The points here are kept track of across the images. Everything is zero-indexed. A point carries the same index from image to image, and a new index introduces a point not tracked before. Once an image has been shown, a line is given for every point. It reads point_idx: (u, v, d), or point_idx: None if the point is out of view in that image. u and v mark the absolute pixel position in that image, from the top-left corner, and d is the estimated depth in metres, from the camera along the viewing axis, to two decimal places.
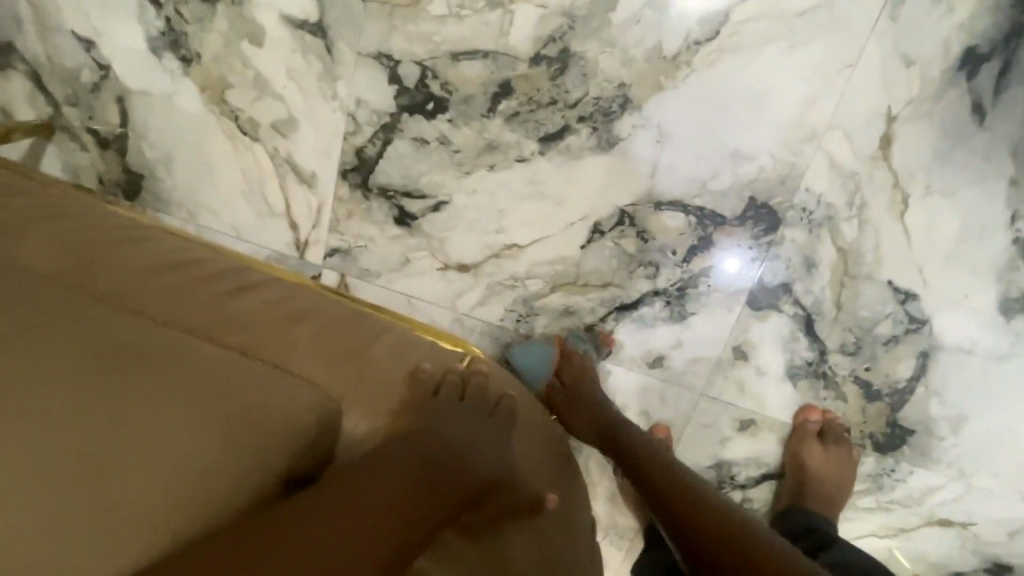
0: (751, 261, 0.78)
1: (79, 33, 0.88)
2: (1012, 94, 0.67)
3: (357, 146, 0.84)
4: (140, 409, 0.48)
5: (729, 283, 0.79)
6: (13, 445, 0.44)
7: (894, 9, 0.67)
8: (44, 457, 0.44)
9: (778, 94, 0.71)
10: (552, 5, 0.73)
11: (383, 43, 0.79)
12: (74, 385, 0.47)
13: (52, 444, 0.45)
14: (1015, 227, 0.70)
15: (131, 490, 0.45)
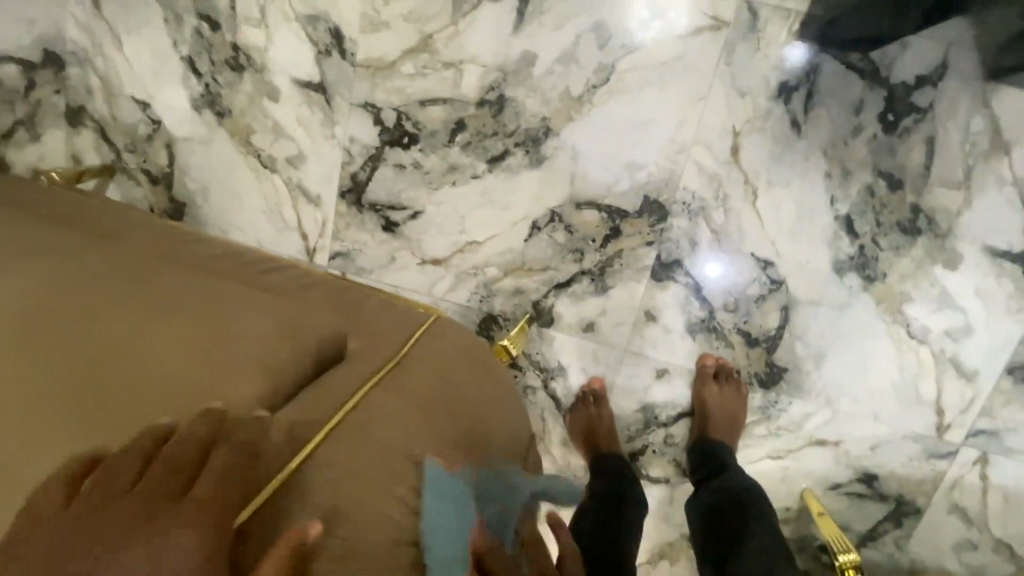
0: (725, 267, 1.02)
1: (137, 97, 1.16)
2: (818, 112, 0.93)
3: (352, 172, 1.11)
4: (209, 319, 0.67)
5: (704, 282, 1.03)
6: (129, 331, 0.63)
7: (729, 58, 0.94)
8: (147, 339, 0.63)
9: (655, 120, 0.98)
10: (490, 64, 1.01)
11: (369, 95, 1.06)
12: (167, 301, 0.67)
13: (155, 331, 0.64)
14: (834, 208, 0.96)
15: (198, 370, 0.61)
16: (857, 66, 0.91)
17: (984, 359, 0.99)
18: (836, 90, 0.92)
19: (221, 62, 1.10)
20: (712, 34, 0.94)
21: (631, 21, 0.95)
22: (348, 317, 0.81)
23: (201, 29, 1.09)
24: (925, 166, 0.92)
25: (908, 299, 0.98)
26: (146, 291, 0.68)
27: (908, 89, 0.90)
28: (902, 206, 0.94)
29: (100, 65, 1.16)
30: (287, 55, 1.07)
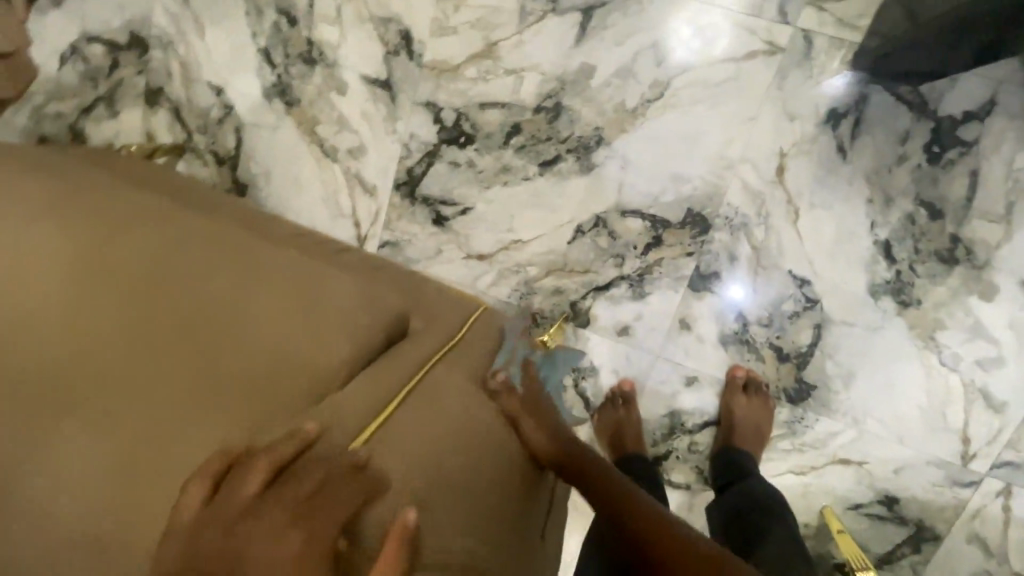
0: (746, 288, 1.06)
1: (213, 82, 1.23)
2: (864, 140, 0.97)
3: (408, 166, 1.16)
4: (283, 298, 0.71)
5: (726, 302, 1.08)
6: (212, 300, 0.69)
7: (781, 82, 0.98)
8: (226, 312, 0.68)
9: (704, 137, 1.02)
10: (549, 73, 1.06)
11: (431, 95, 1.12)
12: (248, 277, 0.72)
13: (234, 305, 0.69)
14: (874, 232, 0.99)
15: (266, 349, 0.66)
16: (906, 98, 0.95)
17: (1013, 391, 1.00)
18: (883, 120, 0.96)
19: (295, 55, 1.17)
20: (767, 59, 0.98)
21: (689, 42, 1.00)
22: (408, 302, 0.83)
23: (279, 23, 1.16)
24: (966, 198, 0.95)
25: (941, 327, 1.00)
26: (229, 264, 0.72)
27: (955, 124, 0.94)
28: (941, 235, 0.97)
29: (182, 51, 1.23)
30: (358, 53, 1.13)
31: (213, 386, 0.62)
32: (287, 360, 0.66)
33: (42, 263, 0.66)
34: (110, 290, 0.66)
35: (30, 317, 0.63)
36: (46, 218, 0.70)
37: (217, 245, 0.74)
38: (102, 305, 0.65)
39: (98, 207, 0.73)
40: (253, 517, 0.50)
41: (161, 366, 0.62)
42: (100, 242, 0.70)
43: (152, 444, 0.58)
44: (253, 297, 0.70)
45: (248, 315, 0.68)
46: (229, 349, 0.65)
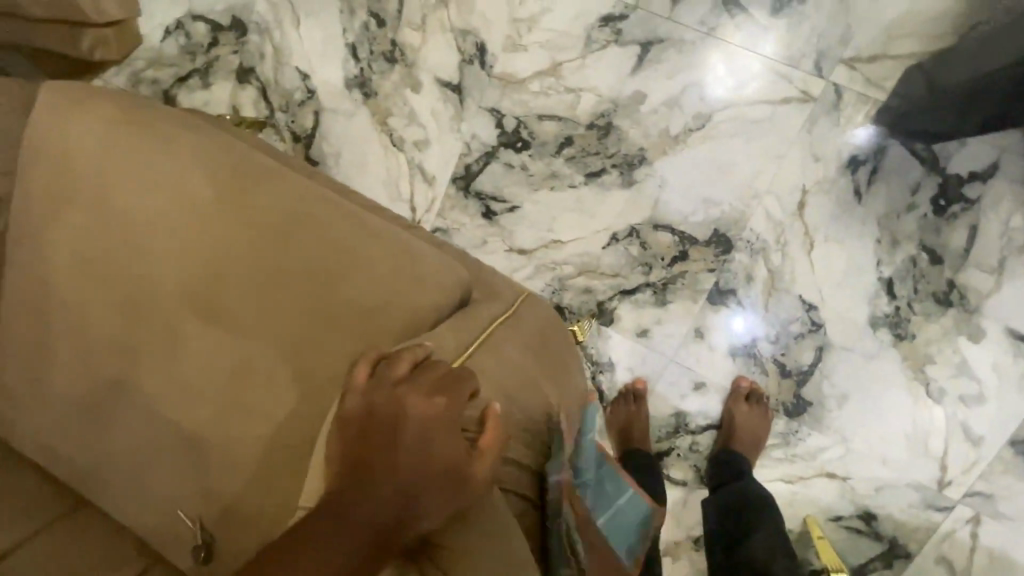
0: (742, 322, 1.19)
1: (301, 68, 1.37)
2: (878, 186, 1.09)
3: (466, 163, 1.30)
4: (377, 258, 0.80)
5: (725, 332, 1.21)
6: (317, 256, 0.78)
7: (810, 127, 1.10)
8: (329, 267, 0.78)
9: (737, 167, 1.14)
10: (605, 95, 1.19)
11: (496, 102, 1.26)
12: (348, 236, 0.80)
13: (335, 260, 0.78)
14: (879, 270, 1.11)
15: (364, 302, 0.77)
16: (919, 154, 1.07)
17: (990, 427, 1.11)
18: (897, 171, 1.08)
19: (379, 53, 1.31)
20: (800, 105, 1.10)
21: (732, 82, 1.13)
22: (475, 276, 0.94)
23: (369, 23, 1.30)
24: (964, 249, 1.07)
25: (930, 361, 1.11)
26: (331, 223, 0.81)
27: (960, 182, 1.05)
28: (939, 279, 1.09)
29: (277, 37, 1.37)
30: (435, 58, 1.27)
31: (317, 320, 0.75)
32: (375, 306, 0.76)
33: (182, 212, 0.78)
34: (237, 228, 0.78)
35: (176, 260, 0.76)
36: (179, 170, 0.79)
37: (320, 198, 0.83)
38: (232, 253, 0.77)
39: (217, 158, 0.82)
40: (410, 391, 0.60)
41: (283, 304, 0.76)
42: (227, 185, 0.80)
43: (274, 358, 0.74)
44: (350, 247, 0.79)
45: (346, 263, 0.78)
46: (330, 291, 0.76)
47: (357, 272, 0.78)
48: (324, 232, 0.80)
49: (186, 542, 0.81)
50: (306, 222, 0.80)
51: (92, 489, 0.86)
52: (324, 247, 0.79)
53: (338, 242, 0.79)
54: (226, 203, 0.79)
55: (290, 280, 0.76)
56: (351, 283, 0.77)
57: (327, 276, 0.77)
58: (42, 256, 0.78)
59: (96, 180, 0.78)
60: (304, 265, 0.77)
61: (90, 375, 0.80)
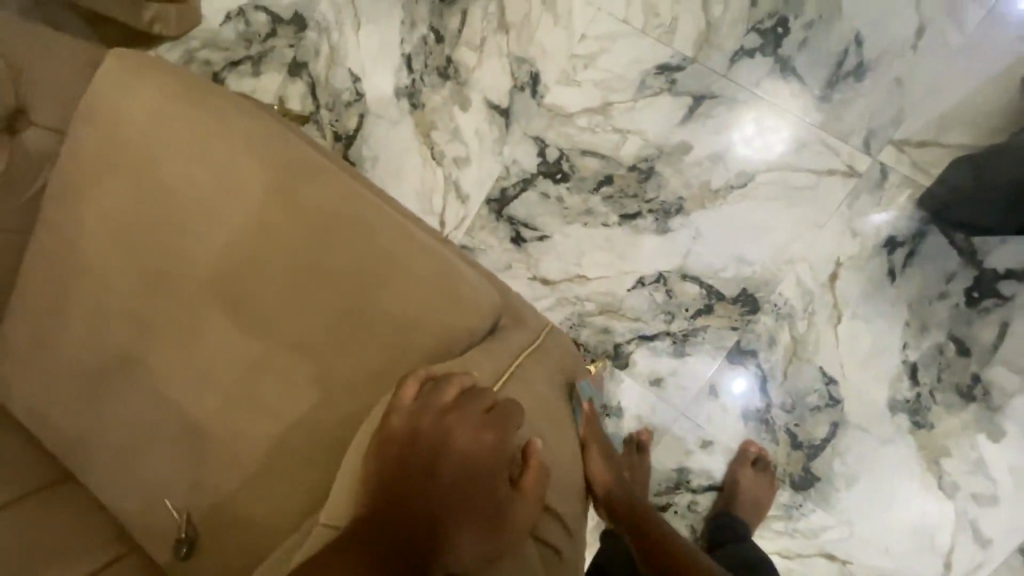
0: (754, 384, 1.18)
1: (353, 70, 1.38)
2: (913, 270, 1.08)
3: (503, 187, 1.29)
4: (417, 274, 0.77)
5: (737, 393, 1.19)
6: (358, 264, 0.76)
7: (851, 202, 1.11)
8: (368, 277, 0.75)
9: (773, 230, 1.14)
10: (651, 140, 1.19)
11: (542, 131, 1.26)
12: (390, 246, 0.77)
13: (375, 271, 0.76)
14: (905, 352, 1.09)
15: (398, 318, 0.74)
16: (957, 244, 1.06)
17: (1000, 530, 1.08)
18: (934, 257, 1.07)
19: (433, 68, 1.32)
20: (844, 180, 1.11)
21: (765, 144, 1.14)
22: (506, 300, 0.92)
23: (428, 38, 1.32)
24: (993, 345, 1.06)
25: (947, 454, 1.09)
26: (374, 230, 0.78)
27: (995, 277, 1.05)
28: (964, 371, 1.07)
29: (334, 37, 1.38)
30: (489, 81, 1.29)
31: (351, 330, 0.74)
32: (412, 322, 0.74)
33: (228, 199, 0.76)
34: (280, 224, 0.76)
35: (217, 245, 0.75)
36: (229, 155, 0.77)
37: (369, 201, 0.81)
38: (272, 249, 0.75)
39: (266, 145, 0.79)
40: (458, 420, 0.63)
41: (316, 307, 0.74)
42: (276, 176, 0.78)
43: (302, 361, 0.73)
44: (394, 257, 0.77)
45: (387, 274, 0.76)
46: (369, 301, 0.74)
47: (394, 286, 0.75)
48: (367, 240, 0.77)
49: (164, 536, 0.77)
50: (350, 226, 0.77)
51: (79, 465, 0.82)
52: (365, 255, 0.76)
53: (379, 253, 0.76)
54: (272, 196, 0.77)
55: (328, 286, 0.75)
56: (388, 297, 0.75)
57: (363, 286, 0.75)
58: (77, 226, 0.77)
59: (144, 153, 0.76)
60: (343, 272, 0.75)
61: (103, 346, 0.78)
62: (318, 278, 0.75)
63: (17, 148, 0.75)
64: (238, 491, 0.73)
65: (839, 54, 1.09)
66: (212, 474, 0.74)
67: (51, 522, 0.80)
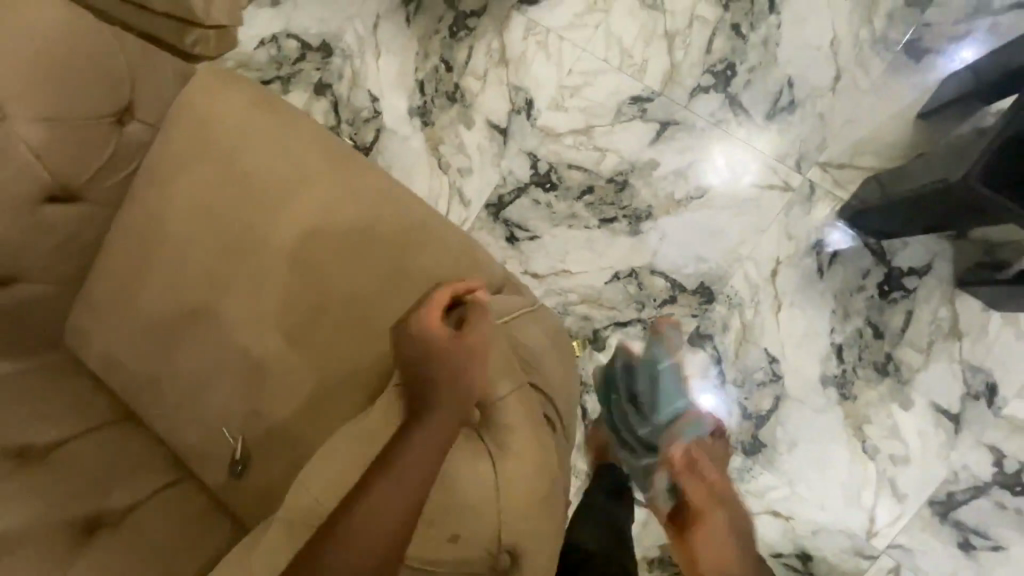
0: (710, 363, 1.38)
1: (372, 92, 1.60)
2: (836, 267, 1.32)
3: (500, 194, 1.51)
4: (441, 245, 0.97)
5: (697, 371, 1.39)
6: (394, 235, 0.95)
7: (787, 211, 1.35)
8: (403, 245, 0.95)
9: (726, 234, 1.38)
10: (625, 158, 1.43)
11: (534, 148, 1.49)
12: (420, 222, 0.97)
13: (408, 240, 0.95)
14: (832, 336, 1.32)
15: (425, 278, 0.94)
16: (871, 247, 1.31)
17: (913, 486, 1.28)
18: (853, 256, 1.32)
19: (443, 92, 1.55)
20: (782, 193, 1.35)
21: (738, 173, 1.37)
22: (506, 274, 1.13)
23: (439, 67, 1.55)
24: (901, 329, 1.29)
25: (868, 422, 1.30)
26: (407, 209, 0.98)
27: (901, 273, 1.29)
28: (879, 351, 1.30)
29: (356, 64, 1.61)
30: (490, 104, 1.52)
31: (388, 286, 0.93)
32: (439, 278, 0.95)
33: (290, 180, 0.95)
34: (332, 201, 0.95)
35: (279, 216, 0.93)
36: (293, 147, 0.97)
37: (403, 188, 1.02)
38: (323, 220, 0.94)
39: (322, 140, 0.99)
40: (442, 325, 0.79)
41: (361, 267, 0.93)
42: (329, 162, 0.97)
43: (349, 308, 0.92)
44: (425, 228, 0.97)
45: (417, 241, 0.96)
46: (405, 260, 0.94)
47: (423, 253, 0.95)
48: (402, 217, 0.97)
49: (221, 458, 0.93)
50: (389, 205, 0.97)
51: (143, 399, 0.98)
52: (401, 228, 0.96)
53: (412, 227, 0.97)
54: (326, 179, 0.96)
55: (370, 250, 0.94)
56: (417, 261, 0.95)
57: (399, 252, 0.95)
58: (164, 199, 0.95)
59: (224, 144, 0.95)
60: (383, 240, 0.95)
61: (176, 298, 0.95)
62: (363, 244, 0.94)
63: (118, 141, 0.94)
64: (290, 419, 0.91)
65: (775, 93, 1.35)
66: (267, 406, 0.91)
67: (127, 443, 0.96)
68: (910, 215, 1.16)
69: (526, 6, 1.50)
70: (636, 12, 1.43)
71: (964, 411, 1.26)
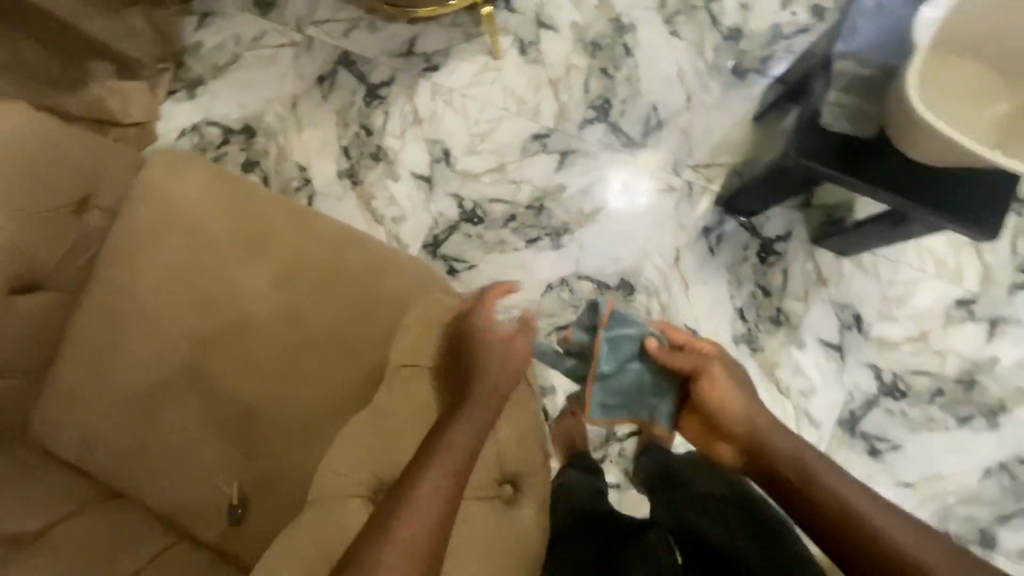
0: None
1: (299, 162, 1.74)
2: (723, 246, 1.60)
3: (434, 233, 1.67)
4: (400, 268, 1.04)
5: None
6: (355, 269, 1.03)
7: (675, 207, 1.63)
8: (365, 276, 1.03)
9: (632, 234, 1.62)
10: (537, 186, 1.66)
11: (457, 189, 1.68)
12: (378, 254, 1.05)
13: (368, 271, 1.03)
14: (733, 301, 1.58)
15: (391, 302, 1.02)
16: (744, 225, 1.60)
17: (824, 413, 1.53)
18: (733, 234, 1.60)
19: (366, 153, 1.72)
20: (667, 194, 1.63)
21: (635, 195, 1.64)
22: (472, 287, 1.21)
23: (360, 132, 1.73)
24: (782, 286, 1.58)
25: (777, 367, 1.55)
26: (365, 243, 1.05)
27: (772, 241, 1.59)
28: (770, 306, 1.57)
29: (281, 140, 1.75)
30: (411, 157, 1.71)
31: (359, 317, 1.01)
32: (404, 299, 1.02)
33: (256, 244, 1.04)
34: (295, 256, 1.04)
35: (250, 279, 1.03)
36: (252, 212, 1.05)
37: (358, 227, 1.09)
38: (291, 275, 1.03)
39: (276, 201, 1.07)
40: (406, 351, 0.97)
41: (332, 306, 1.01)
42: (286, 217, 1.06)
43: (331, 339, 1.00)
44: (386, 255, 1.04)
45: (377, 271, 1.03)
46: (371, 289, 1.02)
47: (385, 279, 1.03)
48: (360, 253, 1.04)
49: (217, 507, 0.97)
50: (346, 244, 1.05)
51: (126, 470, 1.00)
52: (360, 263, 1.04)
53: (371, 259, 1.04)
54: (287, 236, 1.04)
55: (335, 289, 1.02)
56: (380, 288, 1.02)
57: (361, 283, 1.02)
58: (134, 280, 1.03)
59: (189, 223, 1.04)
60: (347, 277, 1.03)
61: (158, 368, 1.00)
62: (329, 285, 1.02)
63: (81, 226, 1.03)
64: (286, 455, 0.97)
65: (645, 116, 1.66)
66: (263, 445, 0.98)
67: (117, 515, 0.98)
68: (778, 191, 1.45)
69: (429, 73, 1.73)
70: (522, 67, 1.71)
71: (844, 341, 1.55)
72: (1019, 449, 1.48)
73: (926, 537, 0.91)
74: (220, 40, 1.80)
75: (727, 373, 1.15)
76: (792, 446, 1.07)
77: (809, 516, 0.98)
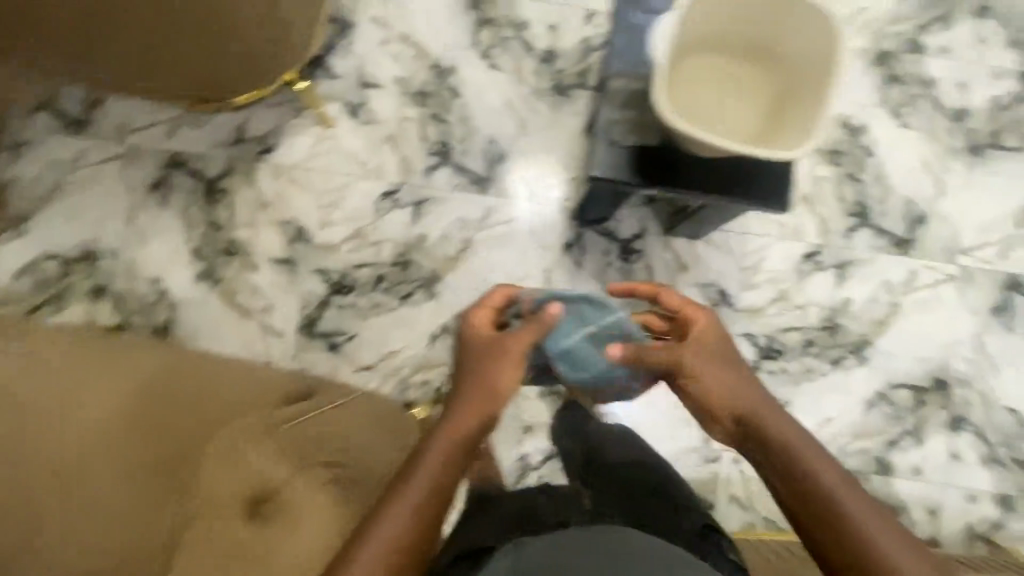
0: None
1: (151, 276, 1.67)
2: (587, 256, 1.65)
3: (307, 314, 1.65)
4: (234, 384, 1.15)
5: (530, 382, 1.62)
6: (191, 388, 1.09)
7: (534, 231, 1.67)
8: (200, 393, 1.09)
9: (500, 266, 1.65)
10: (398, 242, 1.66)
11: (320, 264, 1.66)
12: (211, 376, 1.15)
13: (202, 389, 1.10)
14: None
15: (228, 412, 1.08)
16: (602, 232, 1.66)
17: None
18: (594, 243, 1.66)
19: (220, 250, 1.67)
20: (524, 220, 1.67)
21: (514, 220, 1.67)
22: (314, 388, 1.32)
23: (208, 231, 1.68)
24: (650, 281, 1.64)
25: None
26: (196, 369, 1.15)
27: (630, 241, 1.66)
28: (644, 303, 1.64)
29: (126, 257, 1.68)
30: (267, 244, 1.67)
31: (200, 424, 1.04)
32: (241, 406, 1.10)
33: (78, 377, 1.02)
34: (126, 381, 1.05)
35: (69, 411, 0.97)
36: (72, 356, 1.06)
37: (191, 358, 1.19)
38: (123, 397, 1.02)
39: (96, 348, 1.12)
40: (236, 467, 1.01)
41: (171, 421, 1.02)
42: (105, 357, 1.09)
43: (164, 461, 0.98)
44: (218, 376, 1.16)
45: (213, 386, 1.12)
46: (210, 399, 1.09)
47: (221, 393, 1.11)
48: (195, 375, 1.13)
49: None
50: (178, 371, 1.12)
51: None
52: (195, 382, 1.11)
53: (205, 380, 1.13)
54: (116, 370, 1.07)
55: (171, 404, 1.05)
56: (217, 399, 1.09)
57: (201, 397, 1.08)
58: None
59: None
60: (182, 394, 1.07)
61: None
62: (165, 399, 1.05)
63: None
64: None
65: (485, 150, 1.70)
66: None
67: None
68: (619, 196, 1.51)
69: (265, 155, 1.70)
70: (357, 130, 1.71)
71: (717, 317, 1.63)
72: (888, 376, 1.61)
73: (912, 553, 0.89)
74: (36, 169, 1.70)
75: (720, 355, 1.11)
76: (816, 451, 0.99)
77: (799, 516, 0.96)
